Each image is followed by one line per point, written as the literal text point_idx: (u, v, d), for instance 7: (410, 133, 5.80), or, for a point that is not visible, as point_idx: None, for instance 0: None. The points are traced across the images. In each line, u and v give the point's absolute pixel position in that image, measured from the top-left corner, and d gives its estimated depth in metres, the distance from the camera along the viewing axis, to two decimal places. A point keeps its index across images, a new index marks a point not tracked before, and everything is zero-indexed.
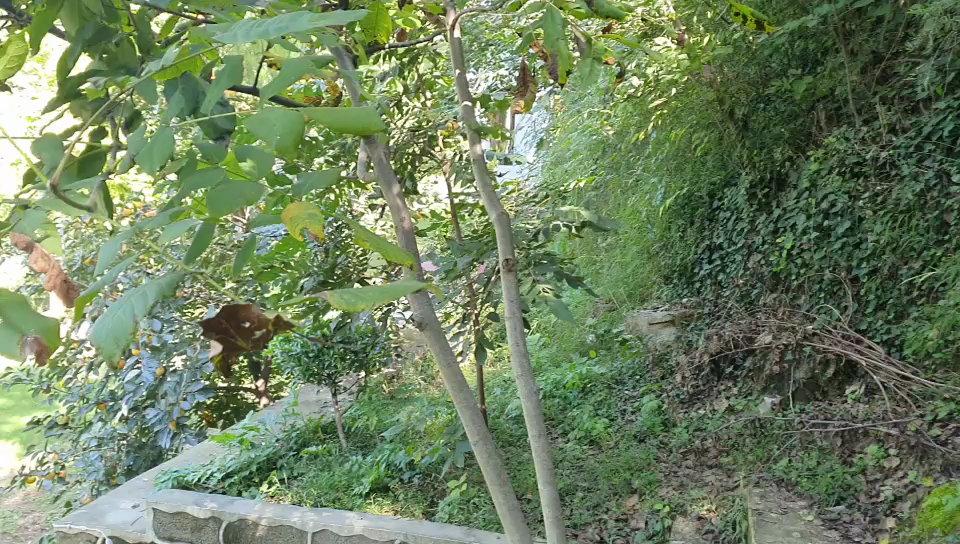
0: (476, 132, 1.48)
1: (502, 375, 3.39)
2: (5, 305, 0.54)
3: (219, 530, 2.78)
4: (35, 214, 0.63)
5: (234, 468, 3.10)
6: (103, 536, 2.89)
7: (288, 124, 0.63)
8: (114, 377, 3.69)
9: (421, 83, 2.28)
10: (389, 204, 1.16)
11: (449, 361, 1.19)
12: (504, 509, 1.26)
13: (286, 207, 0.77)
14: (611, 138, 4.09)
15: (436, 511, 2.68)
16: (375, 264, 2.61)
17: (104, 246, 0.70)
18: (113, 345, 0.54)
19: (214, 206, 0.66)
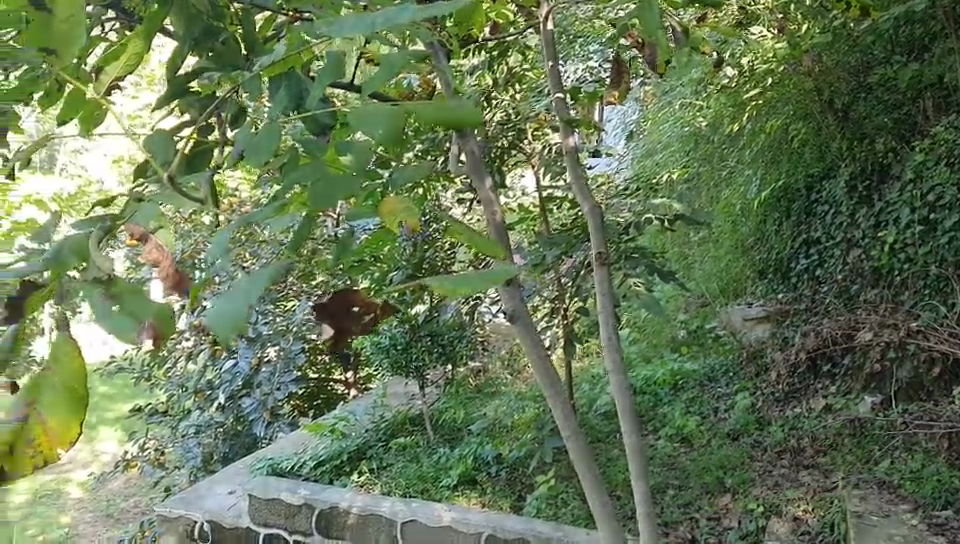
0: (569, 124, 1.48)
1: (590, 371, 3.37)
2: (122, 289, 0.55)
3: (311, 518, 2.84)
4: (149, 207, 0.65)
5: (325, 458, 3.17)
6: (201, 521, 2.99)
7: (389, 118, 0.64)
8: (212, 367, 3.90)
9: (511, 76, 2.29)
10: (480, 198, 1.16)
11: (541, 355, 1.19)
12: (597, 505, 1.25)
13: (381, 201, 0.78)
14: (704, 130, 3.88)
15: (524, 505, 2.69)
16: (463, 257, 2.63)
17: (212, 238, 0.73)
18: (229, 330, 0.51)
19: (317, 199, 0.67)
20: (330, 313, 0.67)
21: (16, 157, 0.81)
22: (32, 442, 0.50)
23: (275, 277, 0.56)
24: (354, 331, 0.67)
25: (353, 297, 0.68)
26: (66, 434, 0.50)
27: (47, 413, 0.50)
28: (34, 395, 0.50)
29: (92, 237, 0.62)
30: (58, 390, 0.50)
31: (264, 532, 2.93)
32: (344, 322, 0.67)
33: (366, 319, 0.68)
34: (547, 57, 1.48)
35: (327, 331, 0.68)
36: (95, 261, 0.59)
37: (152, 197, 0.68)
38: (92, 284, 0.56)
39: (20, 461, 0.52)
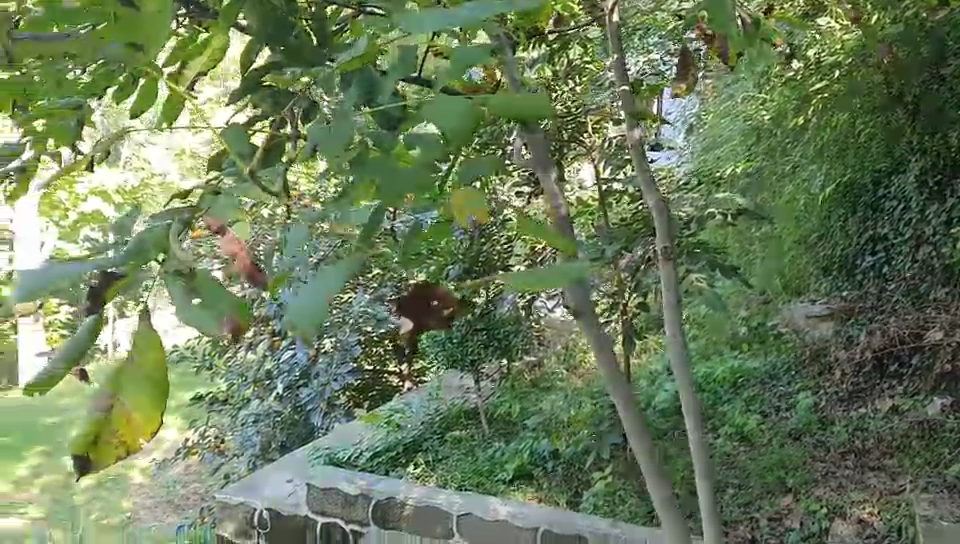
0: (634, 117, 1.46)
1: (648, 366, 3.35)
2: (201, 282, 0.56)
3: (368, 508, 2.87)
4: (227, 201, 0.67)
5: (381, 448, 3.21)
6: (259, 508, 3.09)
7: (462, 112, 0.64)
8: (271, 357, 3.97)
9: (573, 69, 2.27)
10: (546, 191, 1.15)
11: (607, 350, 1.18)
12: (659, 502, 1.24)
13: (452, 193, 0.78)
14: (766, 124, 3.73)
15: (580, 501, 2.69)
16: (519, 252, 2.64)
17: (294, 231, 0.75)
18: (310, 323, 0.51)
19: (387, 190, 0.68)
20: (409, 309, 0.67)
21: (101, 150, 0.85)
22: (116, 431, 0.52)
23: (352, 271, 0.57)
24: (433, 326, 0.67)
25: (433, 291, 0.67)
26: (148, 425, 0.51)
27: (129, 403, 0.50)
28: (117, 385, 0.51)
29: (171, 232, 0.63)
30: (141, 379, 0.50)
31: (322, 521, 2.99)
32: (423, 318, 0.66)
33: (446, 313, 0.67)
34: (611, 48, 1.46)
35: (407, 326, 0.68)
36: (176, 254, 0.60)
37: (228, 190, 0.70)
38: (174, 276, 0.57)
39: (107, 451, 0.53)
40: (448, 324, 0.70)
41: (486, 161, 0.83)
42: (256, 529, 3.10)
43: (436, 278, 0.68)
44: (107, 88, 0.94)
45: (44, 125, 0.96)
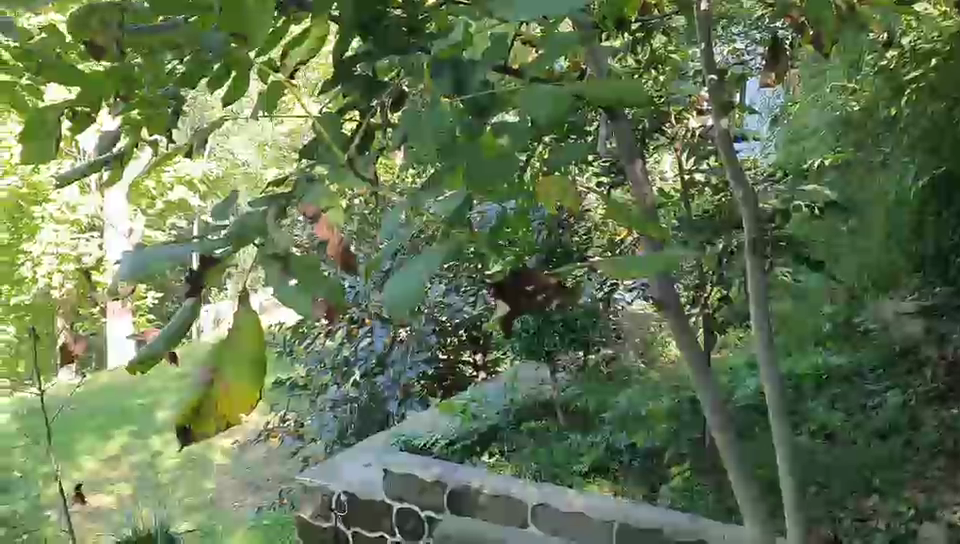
0: (722, 105, 1.43)
1: (729, 361, 3.30)
2: (296, 267, 0.58)
3: (443, 495, 2.89)
4: (319, 186, 0.67)
5: (457, 437, 3.21)
6: (339, 491, 3.15)
7: (557, 98, 0.63)
8: (349, 344, 4.03)
9: (657, 58, 2.24)
10: (630, 177, 1.12)
11: (695, 344, 1.16)
12: (745, 500, 1.20)
13: (538, 183, 0.77)
14: (856, 115, 3.39)
15: (658, 495, 2.67)
16: (599, 244, 2.63)
17: (387, 215, 0.75)
18: (407, 304, 0.52)
19: (474, 172, 0.70)
20: (506, 290, 0.67)
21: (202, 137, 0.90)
22: (216, 406, 0.53)
23: (447, 257, 0.57)
24: (525, 309, 0.67)
25: (528, 276, 0.67)
26: (247, 399, 0.52)
27: (229, 379, 0.52)
28: (217, 362, 0.52)
29: (267, 219, 0.65)
30: (241, 357, 0.52)
31: (398, 506, 3.01)
32: (517, 302, 0.67)
33: (539, 297, 0.68)
34: (699, 36, 1.43)
35: (501, 308, 0.68)
36: (273, 239, 0.62)
37: (324, 176, 0.71)
38: (270, 260, 0.59)
39: (207, 424, 0.55)
40: (541, 309, 0.70)
41: (573, 148, 0.83)
42: (334, 511, 3.19)
43: (536, 262, 0.68)
44: (204, 78, 0.97)
45: (144, 113, 1.00)
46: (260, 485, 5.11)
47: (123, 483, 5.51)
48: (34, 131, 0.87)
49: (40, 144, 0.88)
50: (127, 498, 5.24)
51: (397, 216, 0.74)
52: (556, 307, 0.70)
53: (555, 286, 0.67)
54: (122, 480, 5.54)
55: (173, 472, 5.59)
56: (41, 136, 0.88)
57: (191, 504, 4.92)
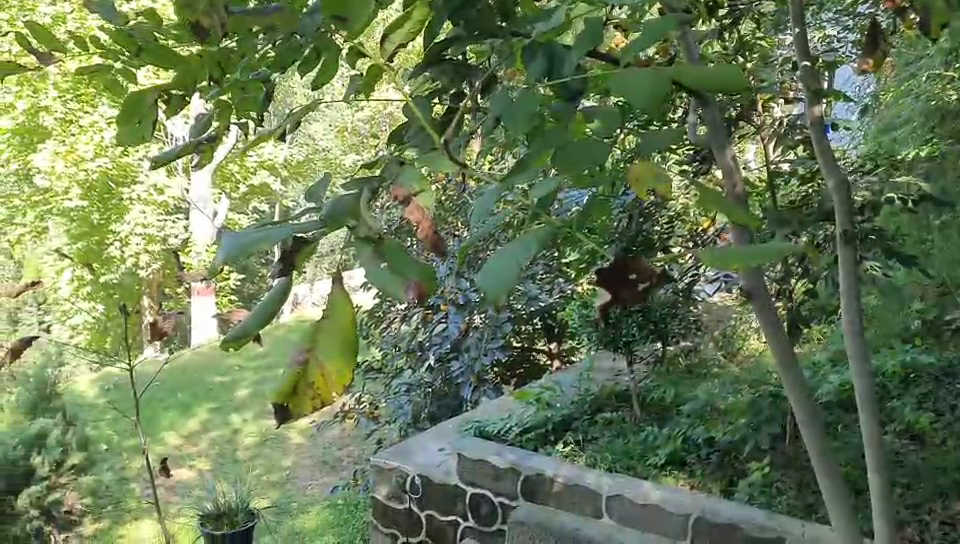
0: (816, 90, 1.38)
1: (812, 357, 3.23)
2: (388, 250, 0.57)
3: (516, 483, 2.90)
4: (411, 170, 0.67)
5: (531, 425, 3.21)
6: (413, 474, 3.20)
7: (654, 83, 0.61)
8: (424, 329, 4.06)
9: (745, 43, 2.18)
10: (722, 165, 1.08)
11: (783, 338, 1.13)
12: (829, 495, 1.19)
13: (633, 167, 0.74)
14: (954, 104, 3.18)
15: (735, 490, 2.63)
16: (680, 234, 2.60)
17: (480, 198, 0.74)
18: (498, 290, 0.50)
19: (569, 163, 0.67)
20: (609, 279, 0.67)
21: (294, 120, 0.92)
22: (312, 385, 0.54)
23: (543, 241, 0.56)
24: (628, 299, 0.67)
25: (631, 264, 0.67)
26: (342, 378, 0.53)
27: (323, 359, 0.53)
28: (314, 341, 0.53)
29: (360, 201, 0.65)
30: (337, 339, 0.52)
31: (470, 491, 3.03)
32: (619, 290, 0.66)
33: (641, 287, 0.67)
34: (792, 21, 1.38)
35: (602, 297, 0.68)
36: (365, 220, 0.62)
37: (414, 160, 0.71)
38: (364, 243, 0.59)
39: (302, 403, 0.56)
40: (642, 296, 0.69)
41: (664, 136, 0.81)
42: (408, 493, 3.23)
43: (638, 249, 0.67)
44: (296, 62, 0.98)
45: (237, 97, 1.02)
46: (335, 466, 5.25)
47: (203, 458, 5.70)
48: (131, 114, 0.90)
49: (133, 127, 0.91)
50: (208, 473, 5.43)
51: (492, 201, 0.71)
52: (654, 297, 0.68)
53: (653, 276, 0.66)
54: (203, 455, 5.74)
55: (252, 449, 5.77)
56: (135, 119, 0.91)
57: (268, 481, 5.07)
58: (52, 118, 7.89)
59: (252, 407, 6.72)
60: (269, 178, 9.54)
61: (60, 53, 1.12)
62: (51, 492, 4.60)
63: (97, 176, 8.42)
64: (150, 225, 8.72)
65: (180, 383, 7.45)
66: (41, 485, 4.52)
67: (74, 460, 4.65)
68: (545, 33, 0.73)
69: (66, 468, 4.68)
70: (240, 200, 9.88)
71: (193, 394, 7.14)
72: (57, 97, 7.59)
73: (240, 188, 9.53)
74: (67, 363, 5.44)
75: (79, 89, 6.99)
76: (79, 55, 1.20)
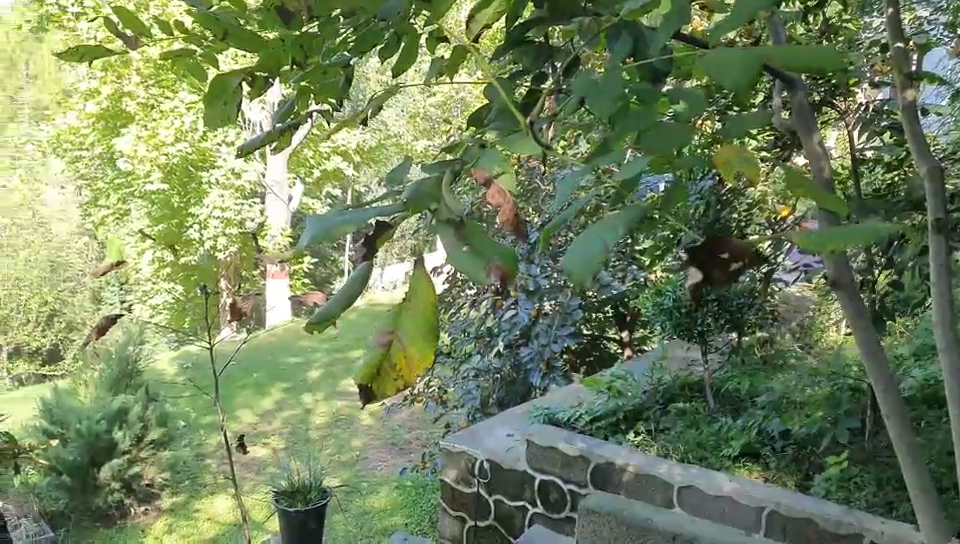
0: (910, 73, 1.32)
1: (895, 351, 3.13)
2: (471, 232, 0.56)
3: (587, 470, 2.89)
4: (492, 153, 0.65)
5: (602, 413, 3.20)
6: (481, 458, 3.23)
7: (747, 62, 0.58)
8: (493, 315, 4.06)
9: (832, 25, 2.11)
10: (809, 151, 1.03)
11: (870, 330, 1.09)
12: (916, 491, 1.15)
13: (717, 151, 0.72)
14: None
15: (811, 485, 2.58)
16: (759, 222, 2.54)
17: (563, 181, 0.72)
18: (584, 272, 0.48)
19: (655, 147, 0.66)
20: (698, 258, 0.64)
21: (372, 107, 0.93)
22: (394, 367, 0.53)
23: (632, 222, 0.53)
24: (719, 279, 0.64)
25: (723, 243, 0.64)
26: (423, 361, 0.52)
27: (407, 341, 0.52)
28: (397, 322, 0.53)
29: (442, 183, 0.64)
30: (419, 319, 0.52)
31: (539, 477, 3.04)
32: (711, 270, 0.64)
33: (733, 266, 0.64)
34: (884, 3, 1.33)
35: (693, 276, 0.65)
36: (446, 202, 0.60)
37: (495, 142, 0.70)
38: (444, 225, 0.57)
39: (385, 385, 0.55)
40: (734, 276, 0.66)
41: (750, 119, 0.79)
42: (477, 477, 3.26)
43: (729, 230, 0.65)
44: (377, 46, 0.99)
45: (318, 84, 1.04)
46: (404, 449, 5.32)
47: (276, 436, 5.83)
48: (216, 95, 0.92)
49: (218, 109, 0.92)
50: (281, 450, 5.55)
51: (577, 181, 0.68)
52: (743, 280, 0.66)
53: (747, 257, 0.63)
54: (276, 433, 5.87)
55: (323, 429, 5.88)
56: (220, 101, 0.92)
57: (340, 461, 5.17)
58: (135, 103, 8.10)
59: (324, 388, 6.85)
60: (342, 163, 9.66)
61: (146, 39, 1.14)
62: (132, 465, 4.87)
63: (178, 160, 8.65)
64: (228, 209, 8.93)
65: (255, 363, 7.64)
66: (121, 459, 4.78)
67: (154, 435, 4.93)
68: (631, 13, 0.71)
69: (146, 443, 4.93)
70: (313, 183, 10.03)
71: (267, 373, 7.31)
72: (139, 82, 7.81)
73: (315, 171, 9.69)
74: (148, 342, 5.64)
75: (160, 75, 7.20)
76: (163, 41, 1.23)
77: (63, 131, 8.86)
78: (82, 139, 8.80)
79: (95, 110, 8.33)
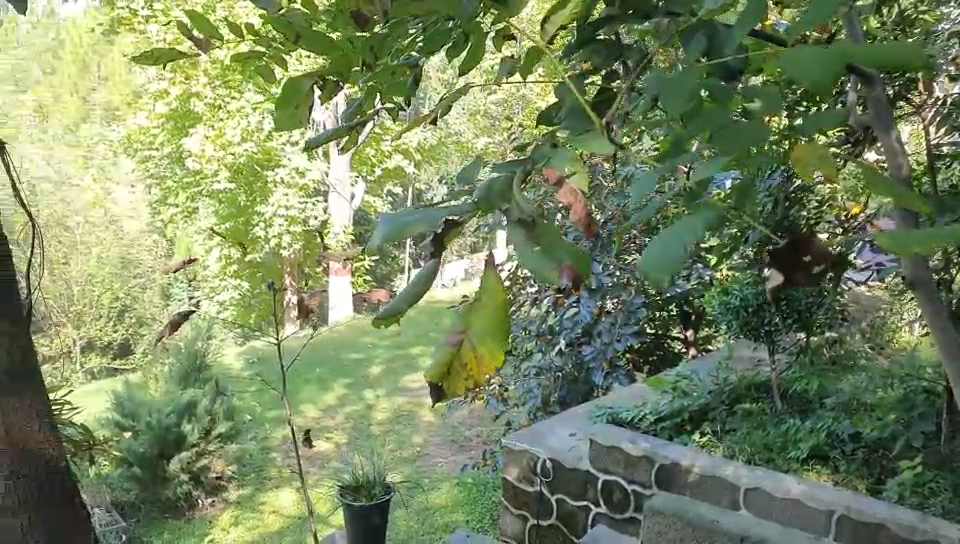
0: None
1: None
2: (542, 228, 0.54)
3: (651, 471, 2.86)
4: (564, 150, 0.65)
5: (666, 413, 3.17)
6: (543, 457, 3.23)
7: (826, 55, 0.51)
8: (554, 313, 4.05)
9: (907, 17, 2.05)
10: (889, 148, 0.98)
11: (949, 330, 1.04)
12: None
13: (793, 149, 0.70)
14: None
15: (883, 489, 2.52)
16: (830, 219, 2.48)
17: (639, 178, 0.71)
18: (660, 273, 0.47)
19: (731, 145, 0.64)
20: (780, 259, 0.64)
21: (440, 108, 0.94)
22: (464, 366, 0.52)
23: (708, 224, 0.52)
24: (801, 283, 0.63)
25: (805, 245, 0.63)
26: (494, 361, 0.51)
27: (477, 341, 0.51)
28: (468, 322, 0.51)
29: (513, 181, 0.62)
30: (492, 320, 0.50)
31: (602, 477, 3.03)
32: (793, 272, 0.63)
33: (815, 270, 0.63)
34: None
35: (774, 279, 0.65)
36: (517, 201, 0.59)
37: (567, 141, 0.69)
38: (517, 225, 0.55)
39: (456, 383, 0.54)
40: (816, 279, 0.65)
41: (828, 115, 0.76)
42: (539, 476, 3.27)
43: (812, 231, 0.64)
44: (443, 47, 0.99)
45: (386, 84, 1.04)
46: (464, 446, 5.35)
47: (340, 430, 5.91)
48: (288, 98, 0.93)
49: (290, 112, 0.94)
50: (344, 445, 5.62)
51: (653, 181, 0.69)
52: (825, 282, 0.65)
53: (830, 261, 0.62)
54: (338, 428, 5.95)
55: (384, 425, 5.94)
56: (292, 104, 0.94)
57: (401, 456, 5.22)
58: (202, 104, 8.26)
59: (385, 384, 6.92)
60: (403, 161, 9.74)
61: (216, 40, 1.16)
62: (200, 458, 4.98)
63: (244, 159, 8.80)
64: (292, 207, 9.07)
65: (318, 359, 7.76)
66: (190, 452, 4.90)
67: (221, 429, 5.04)
68: (708, 10, 0.70)
69: (213, 437, 5.04)
70: (374, 181, 10.15)
71: (330, 369, 7.42)
72: (206, 83, 7.96)
73: (376, 170, 9.78)
74: (215, 338, 5.75)
75: (226, 76, 7.34)
76: (232, 43, 1.25)
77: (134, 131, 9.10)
78: (152, 139, 9.03)
79: (164, 111, 8.56)
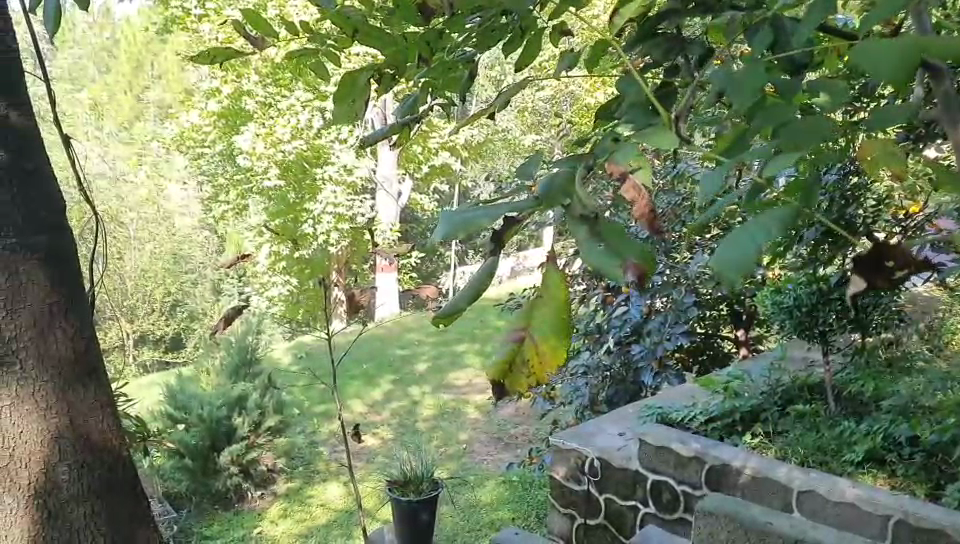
0: None
1: None
2: (607, 228, 0.51)
3: (701, 471, 2.84)
4: (628, 146, 0.62)
5: (717, 414, 3.14)
6: (592, 456, 3.21)
7: (899, 48, 0.47)
8: (603, 311, 4.02)
9: None
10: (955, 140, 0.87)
11: None
12: None
13: (862, 146, 0.69)
14: None
15: (942, 495, 2.46)
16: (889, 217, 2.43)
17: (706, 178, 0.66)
18: (735, 274, 0.45)
19: (798, 141, 0.62)
20: (860, 265, 0.61)
21: (498, 103, 0.93)
22: (526, 364, 0.49)
23: (780, 224, 0.51)
24: (882, 287, 0.61)
25: (887, 248, 0.60)
26: (558, 358, 0.47)
27: (539, 338, 0.48)
28: (529, 319, 0.48)
29: (574, 180, 0.60)
30: (556, 316, 0.47)
31: (652, 477, 3.01)
32: (874, 277, 0.60)
33: (898, 274, 0.61)
34: None
35: (854, 283, 0.62)
36: (578, 198, 0.56)
37: (630, 136, 0.66)
38: (579, 223, 0.53)
39: (517, 381, 0.50)
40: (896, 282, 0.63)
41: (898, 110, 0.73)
42: (586, 475, 3.26)
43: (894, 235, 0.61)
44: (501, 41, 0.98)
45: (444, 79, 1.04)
46: (510, 443, 5.34)
47: (386, 427, 5.95)
48: (346, 94, 0.94)
49: (347, 107, 0.94)
50: (390, 441, 5.66)
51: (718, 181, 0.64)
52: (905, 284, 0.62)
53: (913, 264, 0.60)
54: (385, 423, 5.99)
55: (430, 421, 5.96)
56: (349, 100, 0.94)
57: (447, 453, 5.23)
58: (254, 101, 8.38)
59: (431, 381, 6.95)
60: (451, 159, 9.76)
61: (273, 38, 1.17)
62: (250, 450, 5.05)
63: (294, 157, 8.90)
64: (340, 205, 9.14)
65: (365, 355, 7.81)
66: (240, 444, 4.97)
67: (271, 422, 5.11)
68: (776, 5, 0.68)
69: (263, 430, 5.12)
70: (422, 178, 10.18)
71: (377, 365, 7.48)
72: (258, 81, 8.09)
73: (424, 168, 9.82)
74: (264, 332, 5.83)
75: (278, 73, 7.44)
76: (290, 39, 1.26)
77: (188, 129, 9.25)
78: (204, 137, 9.19)
79: (217, 109, 8.71)
